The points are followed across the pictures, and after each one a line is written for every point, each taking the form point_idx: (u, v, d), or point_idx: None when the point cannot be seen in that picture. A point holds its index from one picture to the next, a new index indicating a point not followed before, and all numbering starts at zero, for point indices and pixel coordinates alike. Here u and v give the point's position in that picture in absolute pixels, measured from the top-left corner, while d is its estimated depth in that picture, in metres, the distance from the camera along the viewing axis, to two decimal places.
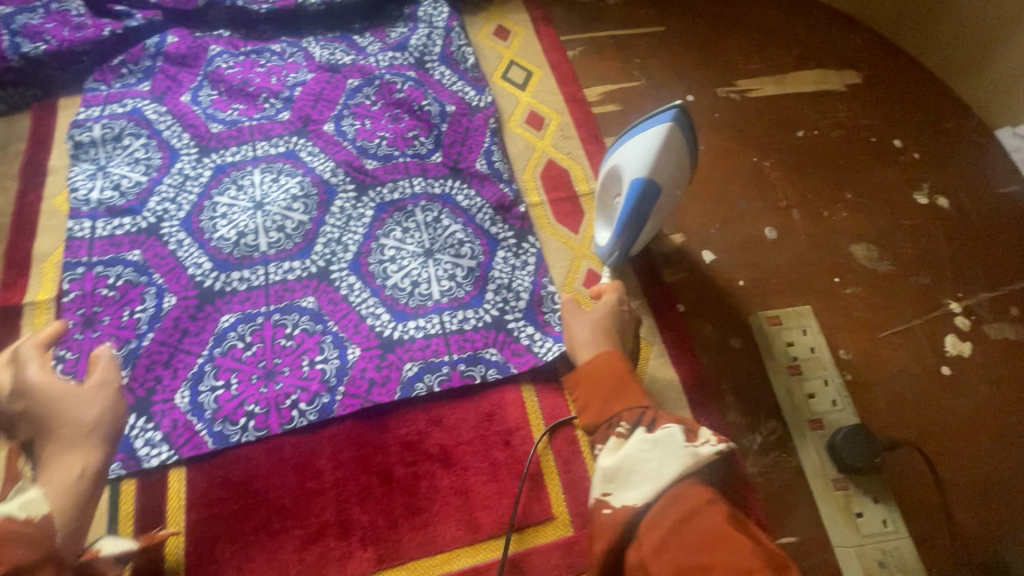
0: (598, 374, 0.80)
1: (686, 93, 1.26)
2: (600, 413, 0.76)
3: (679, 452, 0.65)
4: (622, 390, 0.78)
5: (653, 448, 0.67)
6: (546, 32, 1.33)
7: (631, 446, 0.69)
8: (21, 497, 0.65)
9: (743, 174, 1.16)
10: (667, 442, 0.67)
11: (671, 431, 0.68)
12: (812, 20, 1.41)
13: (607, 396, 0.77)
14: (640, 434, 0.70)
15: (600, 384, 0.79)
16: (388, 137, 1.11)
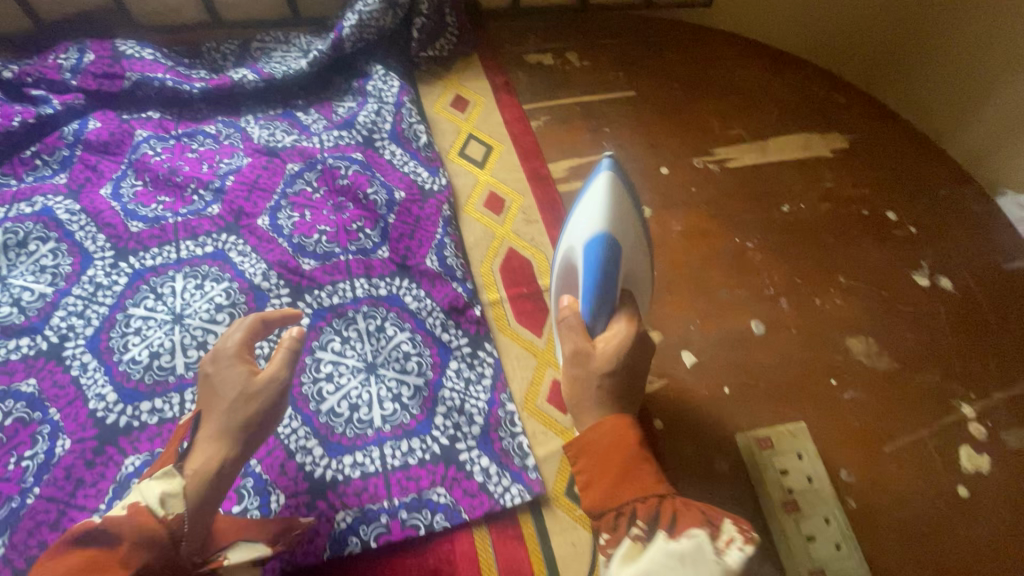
0: (605, 445, 0.68)
1: (660, 165, 1.16)
2: (612, 497, 0.66)
3: (704, 564, 0.60)
4: (635, 470, 0.66)
5: (681, 563, 0.60)
6: (508, 100, 1.23)
7: (651, 553, 0.61)
8: (160, 488, 0.60)
9: (724, 258, 1.05)
10: (695, 556, 0.60)
11: (699, 540, 0.61)
12: (792, 80, 1.32)
13: (619, 474, 0.66)
14: (662, 542, 0.62)
15: (608, 456, 0.68)
16: (329, 231, 1.00)
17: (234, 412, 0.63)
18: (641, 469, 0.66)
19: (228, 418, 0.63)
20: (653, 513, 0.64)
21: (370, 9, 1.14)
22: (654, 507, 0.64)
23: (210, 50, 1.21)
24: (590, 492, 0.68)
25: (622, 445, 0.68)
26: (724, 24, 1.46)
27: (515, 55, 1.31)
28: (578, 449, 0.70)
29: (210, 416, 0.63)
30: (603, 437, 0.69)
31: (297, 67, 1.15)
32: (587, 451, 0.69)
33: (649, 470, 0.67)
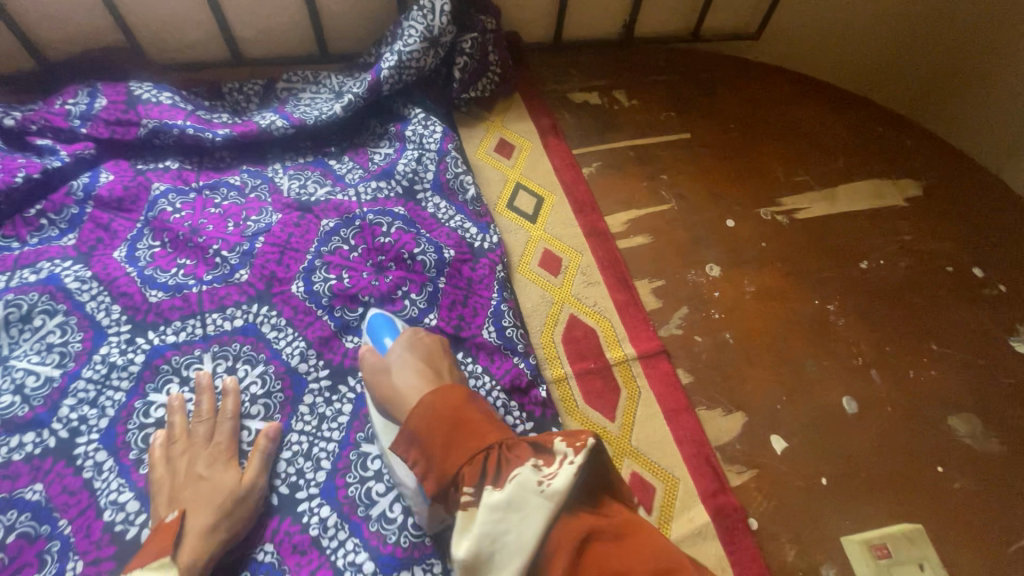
0: (442, 415, 0.64)
1: (724, 217, 1.07)
2: (446, 459, 0.62)
3: (531, 509, 0.55)
4: (465, 423, 0.63)
5: (510, 512, 0.56)
6: (557, 144, 1.14)
7: (526, 492, 0.56)
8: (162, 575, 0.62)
9: (805, 323, 0.95)
10: (524, 497, 0.56)
11: (522, 479, 0.57)
12: (855, 119, 1.24)
13: (455, 440, 0.62)
14: (533, 476, 0.57)
15: (440, 424, 0.64)
16: (373, 299, 0.90)
17: (231, 503, 0.71)
18: (476, 421, 0.63)
19: (225, 509, 0.70)
20: (487, 457, 0.60)
21: (411, 49, 1.04)
22: (484, 459, 0.60)
23: (232, 91, 1.11)
24: (432, 469, 0.63)
25: (447, 409, 0.65)
26: (775, 57, 1.38)
27: (559, 93, 1.22)
28: (409, 433, 0.66)
29: (206, 498, 0.70)
30: (425, 412, 0.65)
31: (330, 111, 1.04)
32: (416, 430, 0.65)
33: (478, 417, 0.64)
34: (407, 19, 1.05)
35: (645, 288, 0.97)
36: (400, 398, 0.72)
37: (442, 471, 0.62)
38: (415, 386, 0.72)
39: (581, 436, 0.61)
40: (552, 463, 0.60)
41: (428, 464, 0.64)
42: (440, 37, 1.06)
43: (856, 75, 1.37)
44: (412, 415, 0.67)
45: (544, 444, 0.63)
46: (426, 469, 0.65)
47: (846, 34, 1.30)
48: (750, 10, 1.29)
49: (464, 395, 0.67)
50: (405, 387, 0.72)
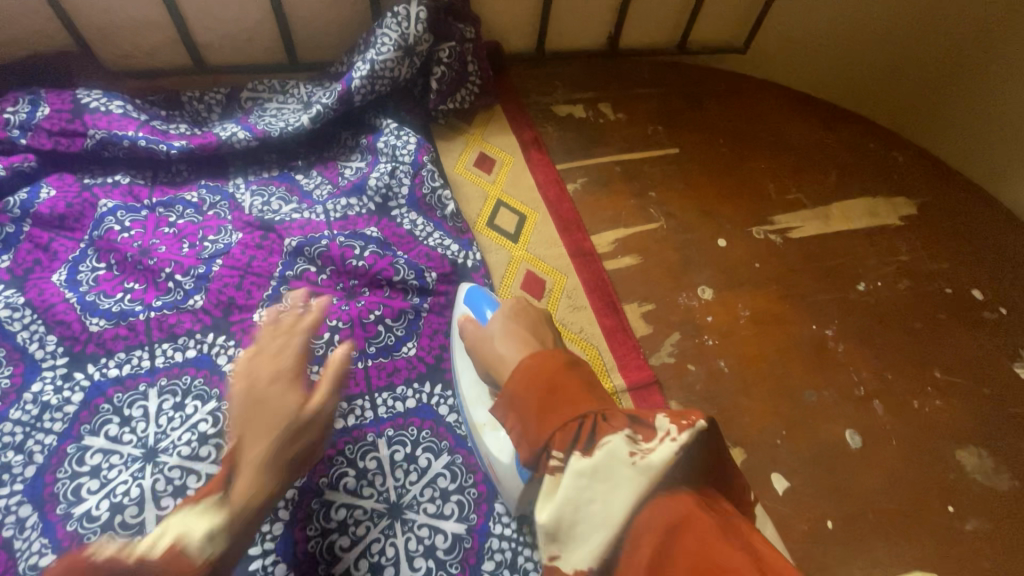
0: (536, 379, 0.60)
1: (717, 236, 1.02)
2: (541, 421, 0.58)
3: (626, 479, 0.52)
4: (559, 387, 0.59)
5: (598, 480, 0.53)
6: (540, 159, 1.08)
7: (616, 462, 0.53)
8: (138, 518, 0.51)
9: (803, 350, 0.90)
10: (613, 467, 0.53)
11: (614, 447, 0.53)
12: (847, 134, 1.20)
13: (547, 398, 0.59)
14: (626, 446, 0.53)
15: (531, 387, 0.60)
16: (343, 325, 0.83)
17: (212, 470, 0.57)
18: (568, 384, 0.59)
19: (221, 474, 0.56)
20: (583, 423, 0.56)
21: (384, 58, 0.98)
22: (581, 424, 0.56)
23: (191, 100, 1.04)
24: (527, 432, 0.59)
25: (541, 371, 0.61)
26: (762, 70, 1.34)
27: (542, 105, 1.17)
28: (506, 397, 0.62)
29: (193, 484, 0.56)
30: (517, 374, 0.62)
31: (297, 123, 0.98)
32: (512, 395, 0.61)
33: (572, 382, 0.60)
34: (380, 26, 0.99)
35: (636, 312, 0.91)
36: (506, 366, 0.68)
37: (538, 439, 0.58)
38: (516, 355, 0.68)
39: (688, 416, 0.54)
40: (653, 437, 0.54)
41: (516, 425, 0.61)
42: (416, 45, 1.00)
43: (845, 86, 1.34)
44: (512, 374, 0.63)
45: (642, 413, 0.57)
46: (516, 430, 0.61)
47: (835, 45, 1.28)
48: (738, 21, 1.25)
49: (563, 359, 0.63)
50: (508, 355, 0.69)
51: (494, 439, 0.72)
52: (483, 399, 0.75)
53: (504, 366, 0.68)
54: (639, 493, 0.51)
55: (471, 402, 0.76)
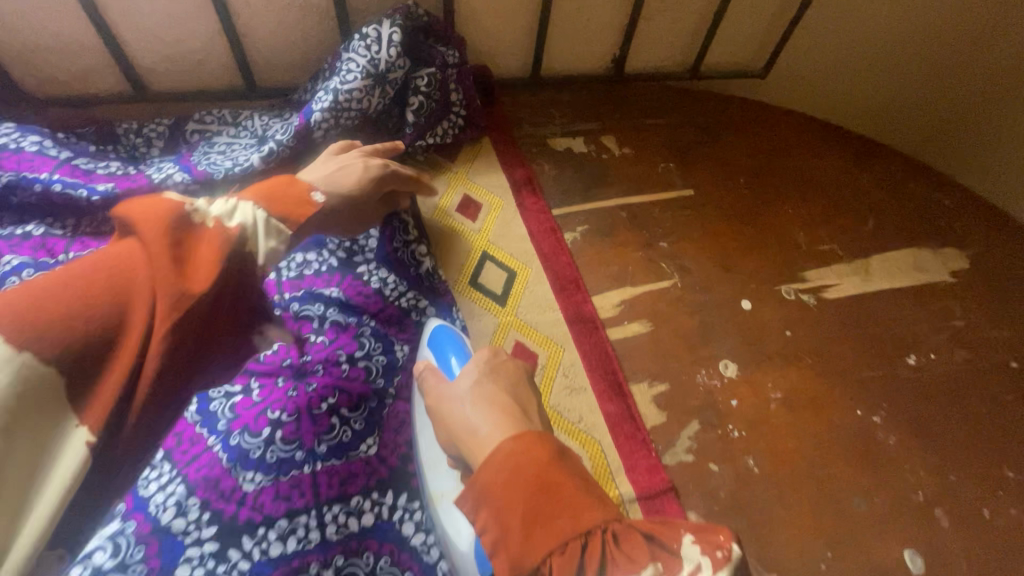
0: (522, 475, 0.42)
1: (739, 297, 0.87)
2: (528, 538, 0.41)
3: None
4: (553, 488, 0.41)
5: None
6: (533, 203, 0.93)
7: None
8: None
9: (846, 443, 0.75)
10: None
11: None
12: (881, 173, 1.06)
13: (536, 505, 0.41)
14: None
15: (514, 488, 0.42)
16: (287, 418, 0.66)
17: None
18: (567, 482, 0.42)
19: None
20: (587, 544, 0.40)
21: (350, 87, 0.83)
22: (582, 549, 0.39)
23: (128, 133, 0.90)
24: (505, 546, 0.42)
25: (529, 466, 0.43)
26: (783, 98, 1.20)
27: (537, 138, 1.03)
28: (478, 491, 0.43)
29: None
30: (497, 466, 0.43)
31: (246, 163, 0.82)
32: (487, 493, 0.43)
33: (570, 481, 0.42)
34: (346, 50, 0.84)
35: (645, 396, 0.76)
36: (477, 440, 0.47)
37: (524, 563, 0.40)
38: (493, 424, 0.47)
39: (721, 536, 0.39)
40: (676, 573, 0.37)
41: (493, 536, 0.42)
42: (389, 73, 0.85)
43: (870, 118, 1.19)
44: (488, 459, 0.44)
45: (661, 534, 0.40)
46: (491, 543, 0.42)
47: (864, 70, 1.13)
48: (757, 44, 1.12)
49: (556, 443, 0.45)
50: (479, 423, 0.48)
51: (451, 520, 0.61)
52: (440, 466, 0.65)
53: (477, 441, 0.47)
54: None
55: (428, 469, 0.66)
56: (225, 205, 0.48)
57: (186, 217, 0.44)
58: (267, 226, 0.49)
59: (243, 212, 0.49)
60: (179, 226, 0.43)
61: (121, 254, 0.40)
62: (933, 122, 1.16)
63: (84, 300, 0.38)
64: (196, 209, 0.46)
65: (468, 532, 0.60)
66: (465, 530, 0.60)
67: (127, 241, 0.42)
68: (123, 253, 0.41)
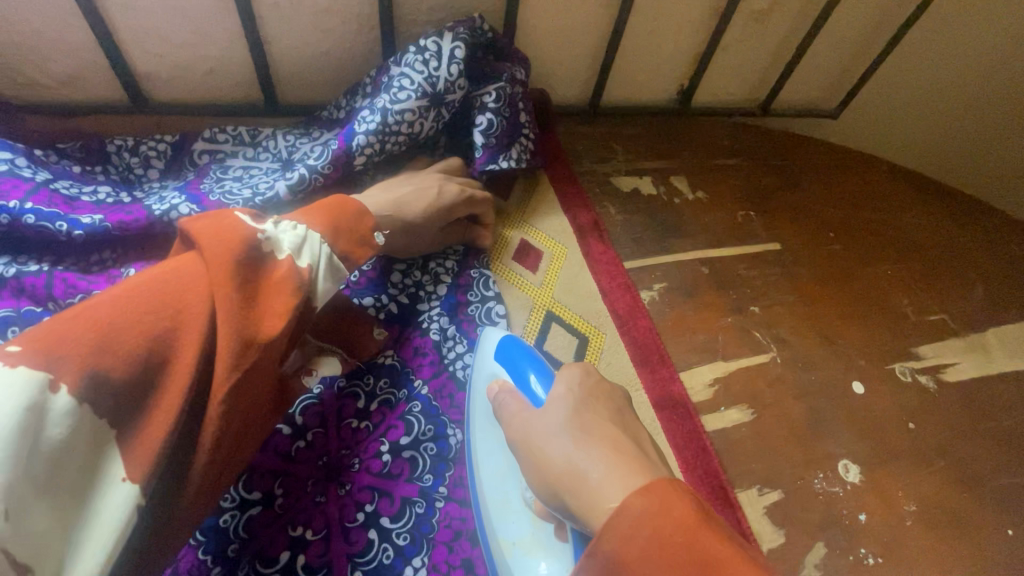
0: (670, 544, 0.30)
1: (849, 377, 0.73)
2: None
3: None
4: (714, 566, 0.29)
5: None
6: (603, 253, 0.79)
7: None
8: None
9: (998, 575, 0.62)
10: None
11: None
12: (982, 230, 0.94)
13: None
14: None
15: (659, 563, 0.30)
16: (312, 537, 0.53)
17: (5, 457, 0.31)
18: (733, 552, 0.30)
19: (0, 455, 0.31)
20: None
21: (402, 107, 0.69)
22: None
23: (120, 150, 0.74)
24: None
25: (675, 530, 0.31)
26: (858, 141, 1.09)
27: (600, 175, 0.89)
28: (605, 564, 0.31)
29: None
30: (627, 531, 0.31)
31: (270, 192, 0.68)
32: (625, 570, 0.31)
33: (736, 553, 0.30)
34: (398, 64, 0.71)
35: (756, 506, 0.62)
36: (586, 487, 0.36)
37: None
38: (604, 463, 0.36)
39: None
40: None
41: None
42: (446, 93, 0.71)
43: (947, 162, 1.08)
44: (612, 520, 0.32)
45: None
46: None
47: (950, 111, 1.02)
48: (834, 82, 1.01)
49: (696, 493, 0.33)
50: (588, 464, 0.37)
51: None
52: (516, 507, 0.53)
53: (588, 490, 0.36)
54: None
55: (496, 511, 0.53)
56: (293, 234, 0.47)
57: (258, 249, 0.43)
58: (331, 265, 0.48)
59: (310, 248, 0.47)
60: (250, 261, 0.42)
61: (182, 293, 0.39)
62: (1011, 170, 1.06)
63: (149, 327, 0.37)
64: (268, 240, 0.44)
65: None
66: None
67: (193, 264, 0.40)
68: (186, 282, 0.39)
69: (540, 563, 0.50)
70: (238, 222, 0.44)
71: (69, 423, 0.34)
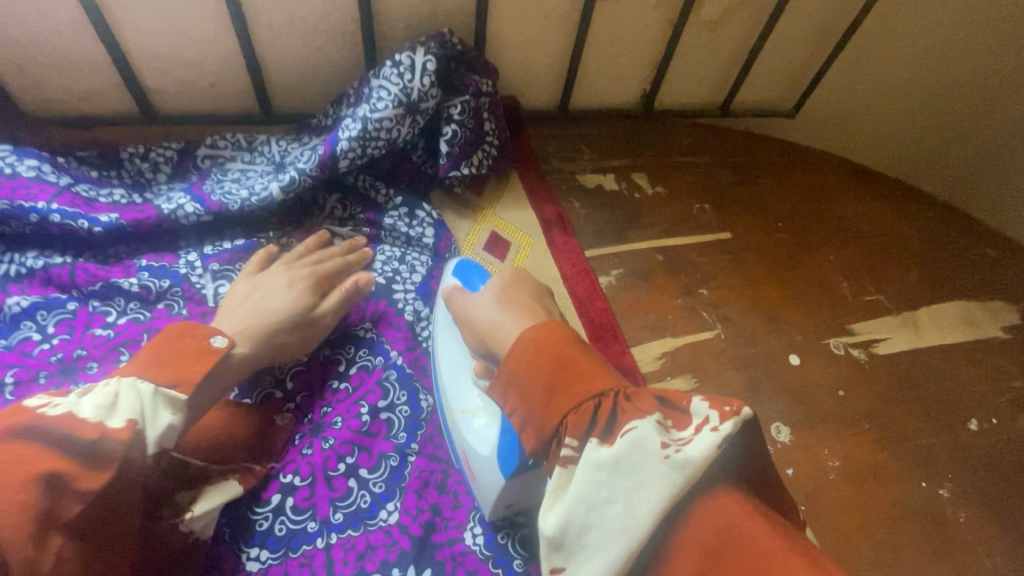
0: (543, 359, 0.44)
1: (787, 351, 0.81)
2: (549, 404, 0.42)
3: (649, 477, 0.38)
4: (572, 362, 0.43)
5: (622, 476, 0.39)
6: (566, 243, 0.87)
7: (644, 456, 0.38)
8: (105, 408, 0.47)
9: (914, 522, 0.69)
10: (638, 460, 0.38)
11: (641, 436, 0.39)
12: (925, 219, 1.01)
13: (552, 376, 0.43)
14: (658, 436, 0.39)
15: (535, 366, 0.44)
16: (300, 483, 0.61)
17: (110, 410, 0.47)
18: (588, 362, 0.43)
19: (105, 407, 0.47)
20: (599, 408, 0.41)
21: (381, 116, 0.78)
22: (599, 408, 0.41)
23: (132, 157, 0.82)
24: (529, 414, 0.44)
25: (551, 347, 0.44)
26: (813, 139, 1.17)
27: (567, 173, 0.98)
28: (506, 377, 0.45)
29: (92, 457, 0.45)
30: (521, 351, 0.45)
31: (265, 192, 0.77)
32: (512, 374, 0.45)
33: (586, 358, 0.44)
34: (377, 77, 0.79)
35: None
36: (503, 334, 0.51)
37: (547, 423, 0.42)
38: (517, 321, 0.51)
39: (732, 400, 0.39)
40: (685, 425, 0.39)
41: (521, 413, 0.44)
42: (420, 102, 0.80)
43: (898, 156, 1.16)
44: (514, 349, 0.46)
45: (673, 396, 0.41)
46: (520, 419, 0.44)
47: (896, 109, 1.10)
48: (787, 84, 1.08)
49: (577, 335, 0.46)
50: (505, 320, 0.52)
51: (473, 433, 0.60)
52: (464, 384, 0.64)
53: (501, 333, 0.52)
54: (670, 495, 0.37)
55: (451, 388, 0.64)
56: (104, 391, 0.48)
57: None
58: None
59: (127, 397, 0.48)
60: None
61: None
62: (958, 163, 1.13)
63: (44, 499, 0.41)
64: None
65: (489, 442, 0.58)
66: (487, 437, 0.59)
67: None
68: None
69: (478, 420, 0.61)
70: (23, 408, 0.44)
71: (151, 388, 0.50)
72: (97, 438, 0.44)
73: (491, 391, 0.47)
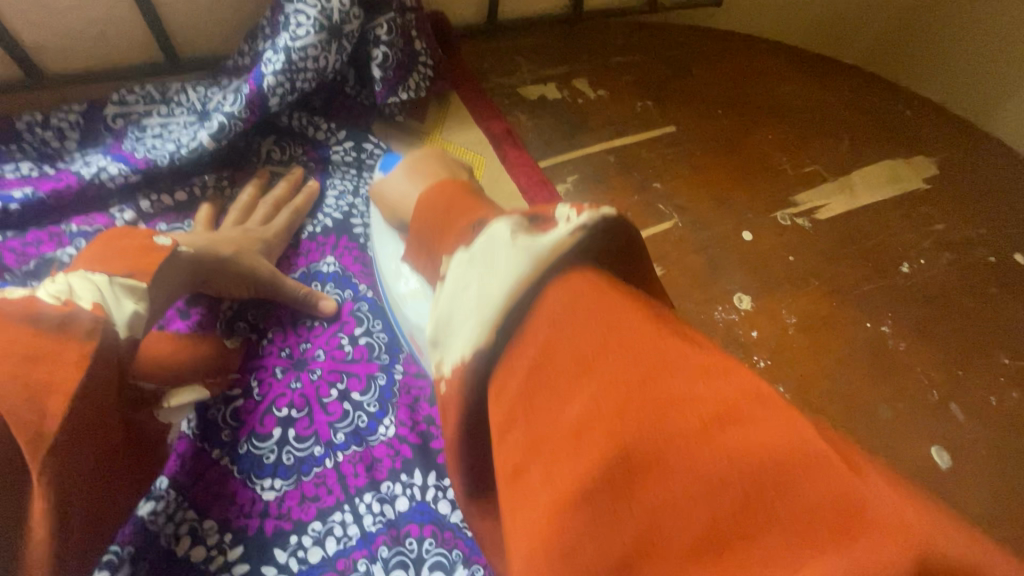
0: (438, 202, 0.41)
1: (740, 228, 0.86)
2: (440, 241, 0.40)
3: (499, 261, 0.34)
4: (462, 207, 0.40)
5: (483, 268, 0.35)
6: (517, 155, 0.87)
7: (497, 244, 0.35)
8: (64, 290, 0.47)
9: (865, 358, 0.77)
10: (494, 248, 0.35)
11: (498, 231, 0.35)
12: (848, 89, 1.06)
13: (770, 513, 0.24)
14: (511, 229, 0.35)
15: (432, 211, 0.41)
16: (298, 414, 0.62)
17: (67, 295, 0.47)
18: (473, 202, 0.41)
19: (65, 292, 0.47)
20: (478, 227, 0.38)
21: (304, 44, 0.73)
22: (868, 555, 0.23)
23: (30, 127, 0.74)
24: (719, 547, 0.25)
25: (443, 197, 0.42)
26: (738, 25, 1.18)
27: (507, 88, 0.95)
28: (413, 235, 0.43)
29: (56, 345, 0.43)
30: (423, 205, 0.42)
31: (194, 142, 0.72)
32: (419, 230, 0.42)
33: (475, 200, 0.41)
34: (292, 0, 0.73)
35: None
36: None
37: (439, 253, 0.40)
38: None
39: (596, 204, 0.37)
40: (551, 227, 0.36)
41: (430, 264, 0.41)
42: (344, 24, 0.75)
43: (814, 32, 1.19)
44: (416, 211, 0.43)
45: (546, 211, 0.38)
46: (429, 268, 0.42)
47: None
48: None
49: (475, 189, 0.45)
50: None
51: (411, 308, 0.56)
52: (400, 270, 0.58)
53: None
54: (521, 280, 0.33)
55: (389, 275, 0.59)
56: (56, 285, 0.48)
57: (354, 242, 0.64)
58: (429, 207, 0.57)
59: (81, 286, 0.48)
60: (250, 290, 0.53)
61: None
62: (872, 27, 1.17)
63: (25, 370, 0.40)
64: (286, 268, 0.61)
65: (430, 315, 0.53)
66: (423, 309, 0.54)
67: None
68: None
69: (415, 298, 0.55)
70: None
71: (106, 277, 0.50)
72: (71, 314, 0.44)
73: (406, 254, 0.44)
